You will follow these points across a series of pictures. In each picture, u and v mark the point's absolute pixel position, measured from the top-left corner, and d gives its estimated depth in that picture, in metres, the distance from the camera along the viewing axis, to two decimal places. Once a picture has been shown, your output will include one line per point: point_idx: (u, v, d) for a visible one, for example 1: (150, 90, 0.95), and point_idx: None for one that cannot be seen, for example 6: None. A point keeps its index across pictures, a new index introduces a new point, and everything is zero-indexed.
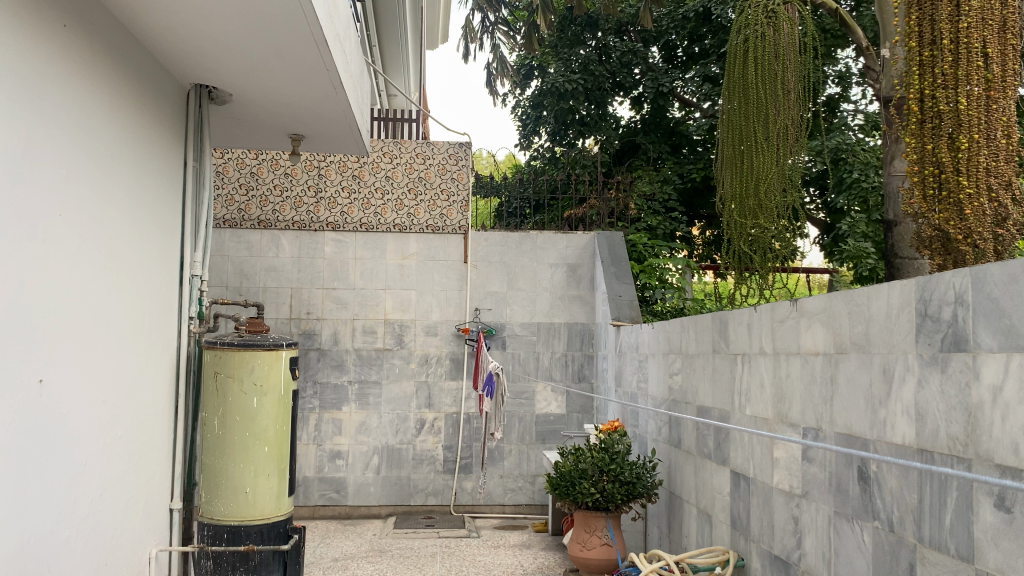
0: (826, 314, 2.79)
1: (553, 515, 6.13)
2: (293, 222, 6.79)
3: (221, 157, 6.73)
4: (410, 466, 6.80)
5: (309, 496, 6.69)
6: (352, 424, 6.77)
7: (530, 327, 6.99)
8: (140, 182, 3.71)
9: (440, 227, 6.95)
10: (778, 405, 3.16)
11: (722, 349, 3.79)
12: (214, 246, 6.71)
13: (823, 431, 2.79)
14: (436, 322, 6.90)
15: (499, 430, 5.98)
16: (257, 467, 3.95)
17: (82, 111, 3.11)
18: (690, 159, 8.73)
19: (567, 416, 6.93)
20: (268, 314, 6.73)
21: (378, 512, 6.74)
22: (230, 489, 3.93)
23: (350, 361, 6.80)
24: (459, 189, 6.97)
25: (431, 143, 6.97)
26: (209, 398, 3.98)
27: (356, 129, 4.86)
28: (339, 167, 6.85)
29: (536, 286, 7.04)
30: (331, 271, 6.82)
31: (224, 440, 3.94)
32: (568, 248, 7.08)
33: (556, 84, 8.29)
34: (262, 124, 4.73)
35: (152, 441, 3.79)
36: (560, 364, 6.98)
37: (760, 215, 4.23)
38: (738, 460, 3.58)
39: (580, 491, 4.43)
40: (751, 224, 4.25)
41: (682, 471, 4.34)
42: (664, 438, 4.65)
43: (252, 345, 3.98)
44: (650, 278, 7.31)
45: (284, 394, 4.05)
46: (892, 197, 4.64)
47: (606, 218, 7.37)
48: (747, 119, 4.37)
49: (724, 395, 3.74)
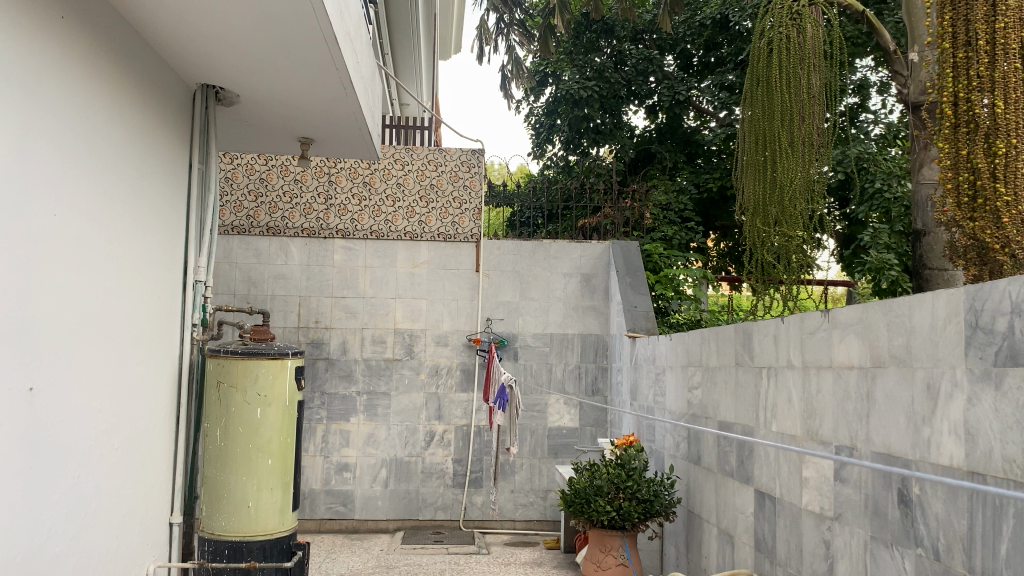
0: (861, 325, 2.63)
1: (565, 532, 5.95)
2: (302, 229, 6.67)
3: (230, 162, 6.63)
4: (419, 480, 6.64)
5: (315, 509, 6.54)
6: (360, 436, 6.62)
7: (543, 339, 6.84)
8: (143, 185, 3.59)
9: (451, 235, 6.82)
10: (808, 421, 2.99)
11: (746, 363, 3.62)
12: (222, 253, 6.60)
13: (858, 450, 2.62)
14: (446, 332, 6.76)
15: (514, 444, 5.53)
16: (260, 482, 3.80)
17: (80, 107, 2.98)
18: (705, 168, 8.61)
19: (579, 430, 6.75)
20: (275, 323, 6.61)
21: (385, 526, 6.58)
22: (231, 504, 3.78)
23: (358, 371, 6.66)
24: (471, 197, 6.84)
25: (443, 149, 6.84)
26: (211, 408, 3.83)
27: (366, 132, 4.73)
28: (350, 174, 6.72)
29: (549, 295, 6.88)
30: (340, 279, 6.69)
31: (226, 451, 3.79)
32: (583, 258, 6.92)
33: (571, 91, 8.16)
34: (271, 126, 4.62)
35: (152, 453, 3.65)
36: (573, 376, 6.81)
37: (784, 223, 4.07)
38: (763, 479, 3.40)
39: (595, 508, 4.25)
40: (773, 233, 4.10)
41: (702, 489, 4.17)
42: (682, 455, 4.48)
43: (256, 353, 3.84)
44: (666, 288, 7.10)
45: (289, 405, 3.91)
46: (922, 206, 4.45)
47: (620, 227, 7.24)
48: (770, 124, 4.22)
49: (748, 410, 3.57)
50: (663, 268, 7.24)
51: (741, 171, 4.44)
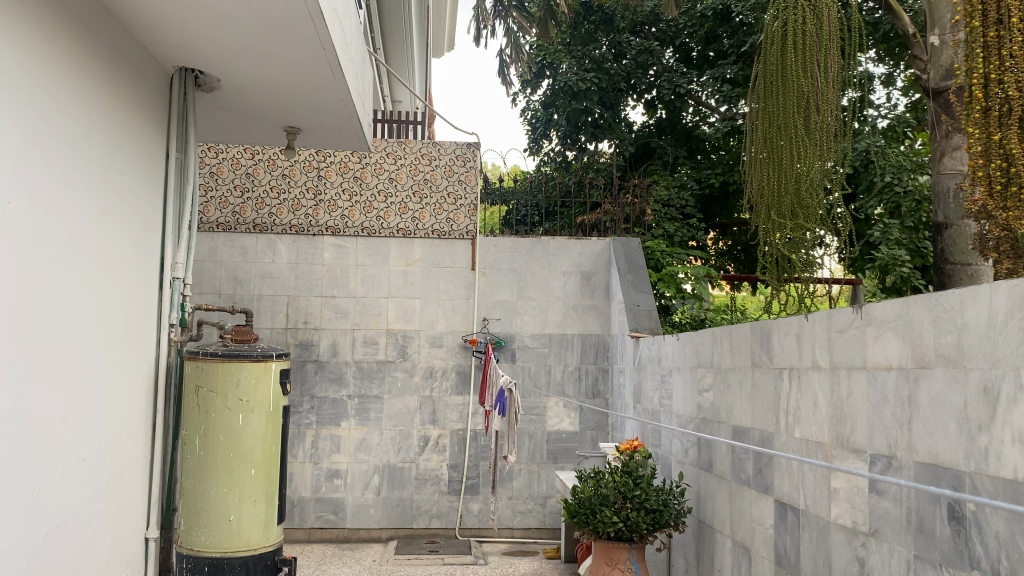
0: (902, 322, 2.39)
1: (566, 541, 5.71)
2: (290, 226, 6.41)
3: (215, 156, 6.37)
4: (413, 487, 6.38)
5: (304, 518, 6.27)
6: (351, 442, 6.36)
7: (542, 339, 6.58)
8: (113, 174, 3.31)
9: (446, 232, 6.56)
10: (837, 427, 2.75)
11: (764, 364, 3.38)
12: (207, 251, 6.33)
13: (898, 459, 2.37)
14: (441, 333, 6.50)
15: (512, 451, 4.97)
16: (242, 494, 3.54)
17: (41, 86, 2.70)
18: (706, 164, 8.38)
19: (580, 434, 6.50)
20: (262, 324, 6.34)
21: (378, 536, 6.32)
22: (211, 517, 3.51)
23: (349, 374, 6.40)
24: (466, 192, 6.58)
25: (437, 142, 6.58)
26: (189, 415, 3.55)
27: (355, 121, 4.48)
28: (340, 168, 6.46)
29: (548, 294, 6.63)
30: (330, 278, 6.43)
31: (205, 462, 3.51)
32: (582, 255, 6.67)
33: (570, 83, 7.93)
34: (253, 114, 4.36)
35: (125, 463, 3.38)
36: (573, 378, 6.56)
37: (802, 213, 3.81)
38: (785, 489, 3.16)
39: (601, 520, 3.98)
40: (789, 223, 3.84)
41: (714, 498, 3.93)
42: (691, 461, 4.25)
43: (238, 355, 3.57)
44: (671, 286, 6.85)
45: (274, 411, 3.66)
46: (944, 198, 4.22)
47: (621, 224, 6.99)
48: (785, 109, 3.97)
49: (767, 414, 3.33)
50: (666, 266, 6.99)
51: (752, 160, 4.18)
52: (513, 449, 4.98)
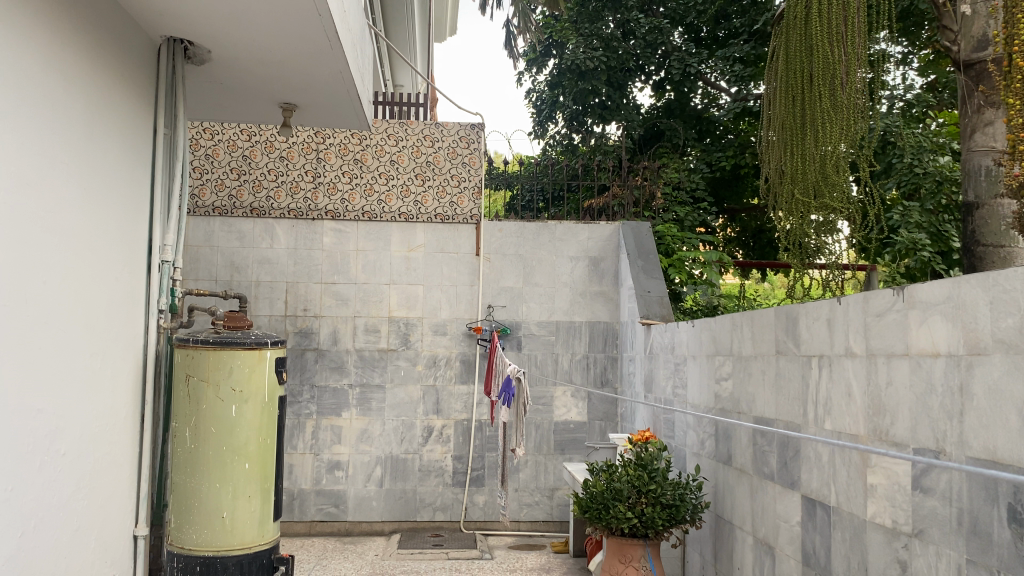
0: (952, 304, 2.17)
1: (575, 534, 5.52)
2: (289, 210, 6.20)
3: (210, 138, 6.16)
4: (416, 479, 6.19)
5: (304, 511, 6.09)
6: (352, 432, 6.17)
7: (548, 327, 6.38)
8: (94, 150, 3.08)
9: (449, 216, 6.35)
10: (875, 419, 2.54)
11: (790, 351, 3.18)
12: (203, 235, 6.13)
13: (947, 454, 2.17)
14: (445, 321, 6.30)
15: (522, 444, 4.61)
16: (236, 488, 3.35)
17: (13, 51, 2.46)
18: (716, 147, 8.16)
19: (588, 425, 6.31)
20: (260, 311, 6.14)
21: (380, 529, 6.14)
22: (203, 513, 3.31)
23: (350, 363, 6.20)
24: (470, 175, 6.36)
25: (440, 123, 6.37)
26: (179, 406, 3.34)
27: (354, 96, 4.27)
28: (339, 150, 6.25)
29: (554, 280, 6.42)
30: (329, 264, 6.23)
31: (197, 455, 3.31)
32: (590, 240, 6.45)
33: (576, 62, 7.69)
34: (246, 89, 4.14)
35: (110, 457, 3.18)
36: (581, 367, 6.36)
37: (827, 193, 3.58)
38: (814, 485, 2.96)
39: (614, 515, 3.78)
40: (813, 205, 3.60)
41: (734, 493, 3.73)
42: (708, 453, 4.05)
43: (230, 342, 3.37)
44: (682, 273, 6.65)
45: (269, 401, 3.46)
46: (974, 176, 3.85)
47: (630, 208, 6.77)
48: (810, 81, 3.71)
49: (794, 405, 3.13)
50: (677, 251, 6.78)
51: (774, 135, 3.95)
52: (521, 441, 4.66)
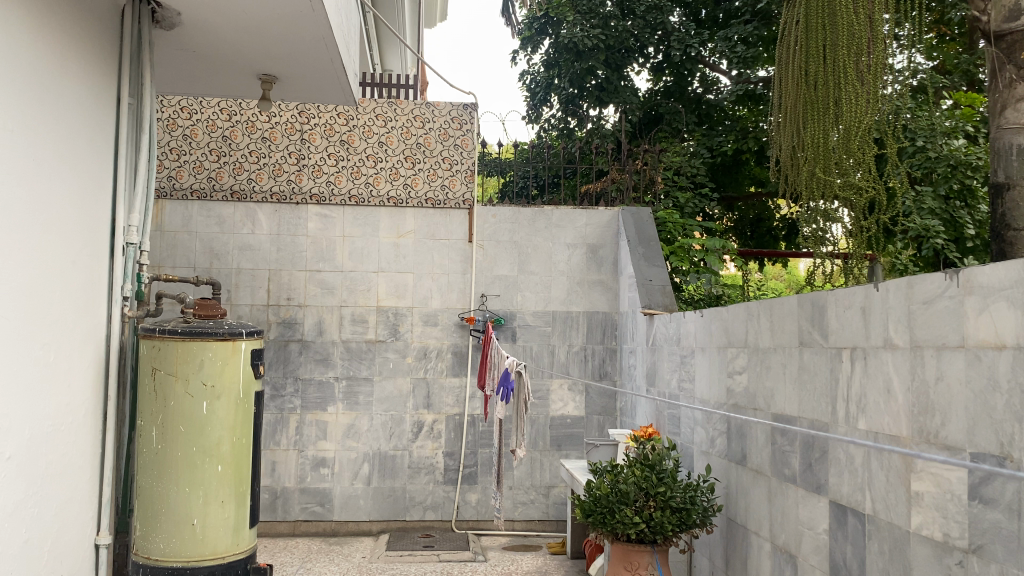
0: (1021, 289, 1.89)
1: (572, 534, 5.25)
2: (271, 193, 5.89)
3: (188, 118, 5.84)
4: (406, 476, 5.91)
5: (288, 510, 5.80)
6: (339, 428, 5.87)
7: (545, 317, 6.09)
8: (47, 117, 2.73)
9: (441, 200, 6.04)
10: (921, 419, 2.27)
11: (817, 343, 2.90)
12: (181, 220, 5.81)
13: (1012, 460, 1.90)
14: (436, 311, 6.00)
15: (522, 447, 4.27)
16: (208, 493, 3.05)
17: None
18: (718, 131, 7.91)
19: (586, 420, 6.03)
20: (241, 300, 5.83)
21: (368, 529, 5.86)
22: (172, 520, 3.01)
23: (336, 355, 5.90)
24: (462, 158, 6.06)
25: (431, 103, 6.06)
26: (145, 403, 3.03)
27: (339, 67, 3.98)
28: (324, 131, 5.93)
29: (551, 269, 6.12)
30: (315, 251, 5.92)
31: (164, 457, 3.01)
32: (588, 226, 6.16)
33: (574, 40, 7.38)
34: (220, 57, 3.82)
35: (68, 459, 2.87)
36: (578, 359, 6.07)
37: (847, 171, 3.33)
38: (845, 490, 2.69)
39: (620, 520, 3.49)
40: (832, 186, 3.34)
41: (749, 495, 3.46)
42: (719, 452, 3.79)
43: (201, 333, 3.07)
44: (684, 261, 6.33)
45: (244, 398, 3.16)
46: (1005, 155, 3.07)
47: (630, 193, 6.46)
48: (829, 49, 3.31)
49: (821, 401, 2.85)
50: (680, 238, 6.46)
51: (784, 108, 3.59)
52: (522, 442, 4.34)
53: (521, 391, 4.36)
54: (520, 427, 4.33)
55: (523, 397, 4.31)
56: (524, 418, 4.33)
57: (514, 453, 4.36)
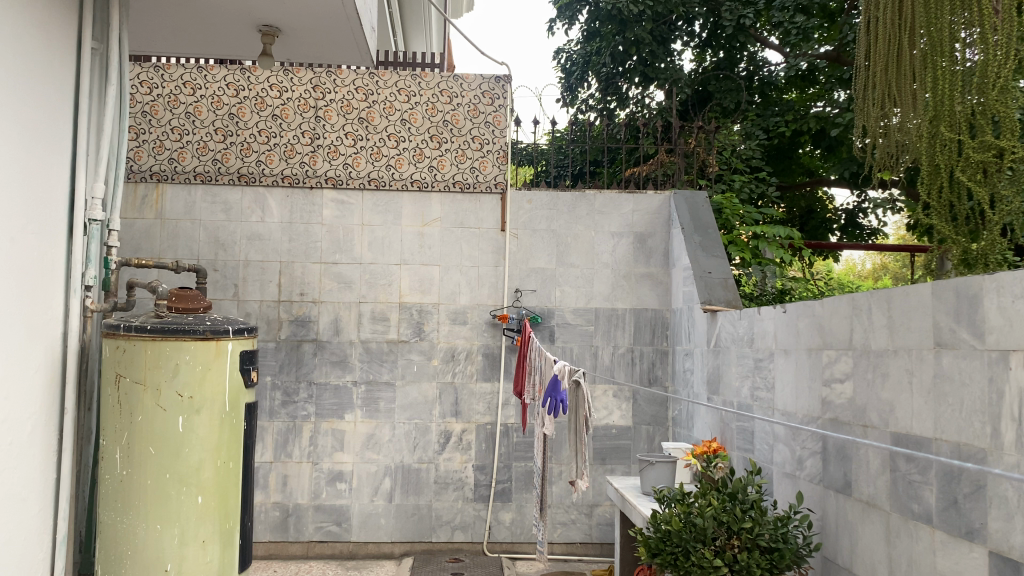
0: None
1: (620, 546, 4.35)
2: (282, 177, 5.30)
3: (191, 93, 5.26)
4: (432, 492, 5.29)
5: (301, 530, 5.21)
6: (357, 438, 5.27)
7: (587, 315, 5.43)
8: None
9: (470, 184, 5.42)
10: None
11: (968, 344, 2.22)
12: (183, 207, 5.25)
13: None
14: (465, 307, 5.38)
15: (583, 478, 3.62)
16: (185, 530, 2.63)
17: None
18: (773, 111, 7.24)
19: (633, 430, 5.36)
20: (250, 296, 5.25)
21: (390, 551, 5.24)
22: (140, 562, 2.60)
23: (354, 357, 5.29)
24: (494, 136, 5.43)
25: (459, 76, 5.43)
26: (108, 420, 2.63)
27: (352, 22, 3.43)
28: (342, 107, 5.34)
29: (594, 261, 5.46)
30: (330, 241, 5.32)
31: (130, 485, 2.60)
32: (635, 213, 5.50)
33: (617, 9, 6.73)
34: (215, 5, 3.30)
35: (8, 487, 2.27)
36: (625, 362, 5.42)
37: (977, 129, 2.92)
38: (1016, 540, 2.01)
39: (696, 563, 2.82)
40: (941, 154, 3.02)
41: (857, 533, 2.78)
42: (812, 477, 3.13)
43: (175, 331, 2.64)
44: (745, 251, 5.66)
45: (229, 412, 2.73)
46: None
47: (681, 176, 5.78)
48: (939, 13, 3.12)
49: (974, 421, 2.18)
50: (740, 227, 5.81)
51: (872, 77, 3.64)
52: (582, 470, 3.68)
53: (577, 408, 3.66)
54: (580, 452, 3.67)
55: (582, 417, 3.63)
56: (583, 438, 3.66)
57: (574, 483, 3.70)
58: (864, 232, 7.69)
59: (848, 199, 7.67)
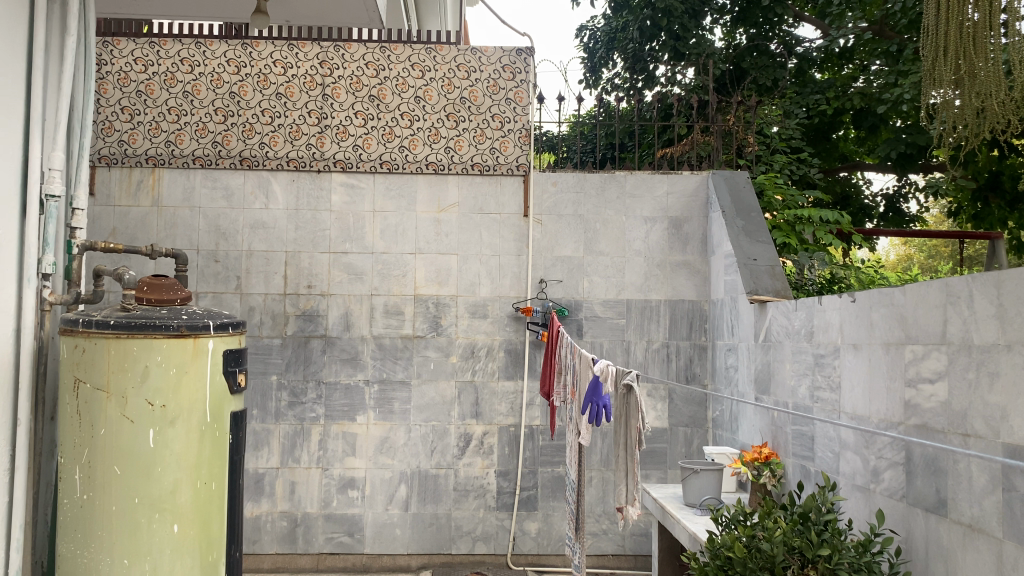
0: None
1: (660, 561, 3.90)
2: (288, 160, 4.90)
3: (189, 70, 4.87)
4: (451, 500, 4.89)
5: (311, 541, 4.82)
6: (370, 442, 4.88)
7: (617, 308, 5.00)
8: None
9: (489, 166, 5.00)
10: None
11: None
12: (181, 194, 4.88)
13: None
14: (485, 300, 4.96)
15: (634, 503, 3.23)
16: (157, 563, 2.49)
17: None
18: (814, 88, 6.80)
19: (670, 433, 4.93)
20: (254, 289, 4.86)
21: (406, 564, 4.85)
22: None
23: (366, 354, 4.90)
24: (515, 114, 5.00)
25: (478, 48, 5.01)
26: (71, 438, 2.51)
27: None
28: (350, 84, 4.94)
29: (625, 249, 5.03)
30: (340, 229, 4.92)
31: (94, 510, 2.48)
32: (670, 196, 5.06)
33: None
34: None
35: None
36: (660, 359, 4.98)
37: None
38: None
39: None
40: None
41: (957, 562, 2.34)
42: (894, 493, 2.70)
43: (146, 329, 2.50)
44: (790, 236, 5.21)
45: (208, 423, 2.59)
46: None
47: (719, 155, 5.32)
48: None
49: None
50: (784, 210, 5.36)
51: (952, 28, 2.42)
52: (632, 496, 3.27)
53: (626, 418, 3.27)
54: (630, 471, 3.28)
55: (633, 429, 3.24)
56: (634, 456, 3.27)
57: (621, 508, 3.32)
58: (907, 219, 7.19)
59: (889, 183, 7.19)
